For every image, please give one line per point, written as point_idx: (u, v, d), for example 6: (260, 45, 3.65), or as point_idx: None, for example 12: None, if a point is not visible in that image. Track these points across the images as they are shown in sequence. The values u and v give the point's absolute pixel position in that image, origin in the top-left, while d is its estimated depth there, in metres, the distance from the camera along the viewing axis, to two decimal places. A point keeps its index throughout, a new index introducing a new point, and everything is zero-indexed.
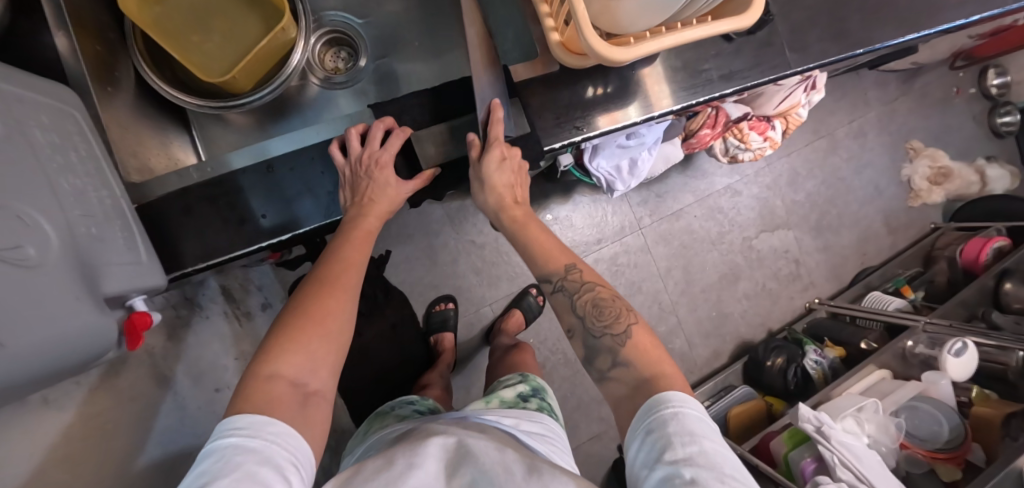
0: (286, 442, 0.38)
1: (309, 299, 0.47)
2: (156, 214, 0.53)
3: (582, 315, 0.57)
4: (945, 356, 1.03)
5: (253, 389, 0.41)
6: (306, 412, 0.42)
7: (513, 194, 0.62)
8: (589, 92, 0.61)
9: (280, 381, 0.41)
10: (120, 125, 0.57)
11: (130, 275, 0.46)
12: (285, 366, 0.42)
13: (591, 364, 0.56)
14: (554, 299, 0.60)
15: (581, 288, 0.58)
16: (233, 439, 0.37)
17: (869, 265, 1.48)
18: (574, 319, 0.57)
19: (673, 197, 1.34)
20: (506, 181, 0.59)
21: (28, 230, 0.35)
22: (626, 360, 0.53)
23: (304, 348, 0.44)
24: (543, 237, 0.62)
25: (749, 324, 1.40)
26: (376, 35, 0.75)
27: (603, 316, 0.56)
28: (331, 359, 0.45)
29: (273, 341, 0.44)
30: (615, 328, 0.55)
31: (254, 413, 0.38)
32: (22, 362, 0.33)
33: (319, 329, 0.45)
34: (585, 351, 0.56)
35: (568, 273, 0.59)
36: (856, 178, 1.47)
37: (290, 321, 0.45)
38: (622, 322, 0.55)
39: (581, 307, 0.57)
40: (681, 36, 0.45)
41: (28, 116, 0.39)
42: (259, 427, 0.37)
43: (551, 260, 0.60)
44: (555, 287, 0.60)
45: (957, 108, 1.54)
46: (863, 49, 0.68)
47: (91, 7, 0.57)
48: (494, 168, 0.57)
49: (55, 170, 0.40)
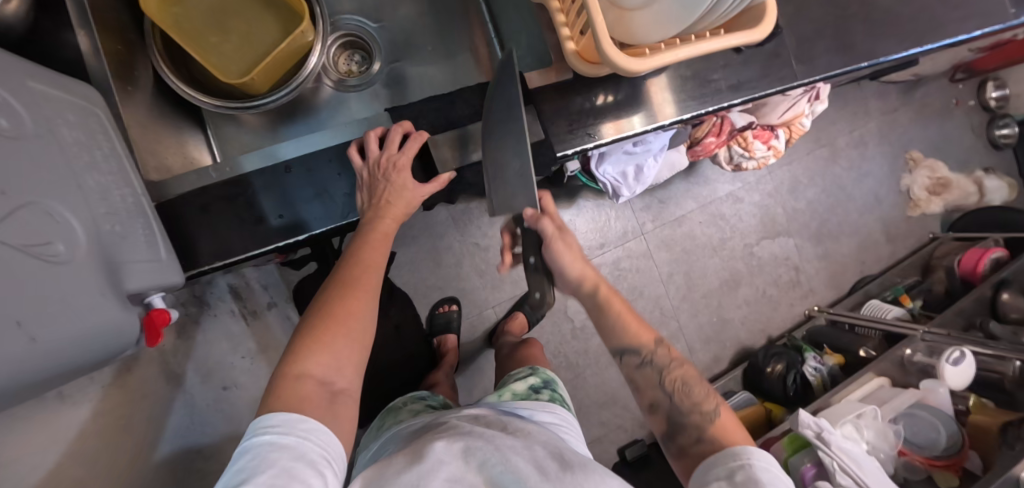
0: (317, 438, 0.39)
1: (332, 300, 0.48)
2: (174, 212, 0.54)
3: (669, 392, 0.59)
4: (943, 365, 1.04)
5: (283, 388, 0.42)
6: (335, 410, 0.43)
7: (595, 276, 0.62)
8: (599, 99, 0.62)
9: (307, 380, 0.42)
10: (138, 124, 0.58)
11: (151, 271, 0.46)
12: (313, 365, 0.43)
13: (673, 439, 0.58)
14: (637, 373, 0.60)
15: (670, 365, 0.60)
16: (267, 436, 0.38)
17: (868, 274, 1.49)
18: (660, 397, 0.59)
19: (676, 203, 1.36)
20: (574, 261, 0.61)
21: (56, 226, 0.36)
22: (709, 437, 0.54)
23: (330, 347, 0.45)
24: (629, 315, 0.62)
25: (749, 330, 1.41)
26: (389, 39, 0.76)
27: (690, 398, 0.58)
28: (356, 358, 0.46)
29: (300, 342, 0.45)
30: (700, 408, 0.57)
31: (285, 411, 0.39)
32: (51, 357, 0.34)
33: (343, 329, 0.46)
34: (667, 426, 0.58)
35: (655, 349, 0.60)
36: (856, 187, 1.49)
37: (315, 322, 0.46)
38: (707, 401, 0.58)
39: (667, 385, 0.59)
40: (696, 48, 0.46)
41: (56, 114, 0.40)
42: (291, 424, 0.39)
43: (633, 337, 0.61)
44: (641, 363, 0.60)
45: (956, 119, 1.56)
46: (867, 62, 0.69)
47: (111, 7, 0.58)
48: (559, 247, 0.60)
49: (82, 169, 0.41)
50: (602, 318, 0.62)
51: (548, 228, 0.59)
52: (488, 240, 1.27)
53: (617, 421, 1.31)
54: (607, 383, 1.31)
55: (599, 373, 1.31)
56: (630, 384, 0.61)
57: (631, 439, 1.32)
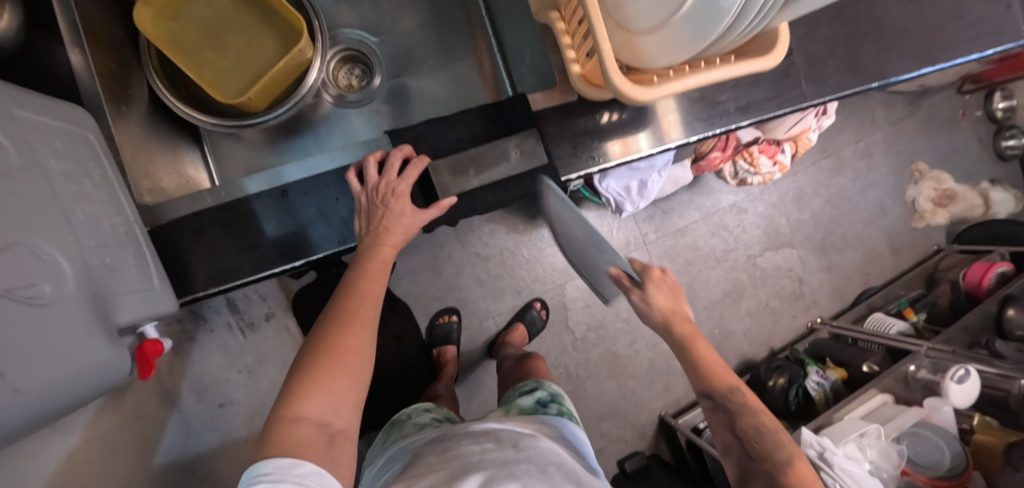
0: (314, 481, 0.38)
1: (331, 336, 0.46)
2: (168, 237, 0.53)
3: (742, 438, 0.60)
4: (948, 382, 1.02)
5: (280, 432, 0.41)
6: (333, 454, 0.42)
7: (678, 311, 0.65)
8: (605, 119, 0.61)
9: (305, 424, 0.41)
10: (132, 144, 0.56)
11: (142, 303, 0.45)
12: (311, 407, 0.42)
13: (744, 484, 0.59)
14: (712, 416, 0.63)
15: (744, 409, 0.61)
16: (260, 485, 0.37)
17: (871, 286, 1.48)
18: (732, 442, 0.61)
19: (679, 213, 1.34)
20: (667, 305, 0.64)
21: (42, 266, 0.35)
22: (785, 485, 0.55)
23: (330, 387, 0.43)
24: (711, 357, 0.63)
25: (752, 342, 1.40)
26: (391, 54, 0.75)
27: (763, 445, 0.59)
28: (355, 397, 0.45)
29: (296, 383, 0.43)
30: (774, 455, 0.58)
31: (279, 457, 0.38)
32: (39, 401, 0.33)
33: (341, 367, 0.45)
34: (739, 472, 0.60)
35: (732, 394, 0.61)
36: (861, 198, 1.47)
37: (311, 360, 0.45)
38: (783, 450, 0.58)
39: (740, 430, 0.60)
40: (706, 76, 0.45)
41: (44, 144, 0.39)
42: (286, 470, 0.37)
43: (717, 381, 0.62)
44: (717, 406, 0.62)
45: (962, 130, 1.54)
46: (878, 82, 0.68)
47: (106, 24, 0.57)
48: (655, 291, 0.64)
49: (69, 199, 0.40)
50: (688, 356, 0.63)
51: (651, 278, 0.64)
52: (489, 250, 1.25)
53: (617, 433, 1.31)
54: (607, 395, 1.30)
55: (599, 385, 1.30)
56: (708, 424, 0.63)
57: (631, 451, 1.31)
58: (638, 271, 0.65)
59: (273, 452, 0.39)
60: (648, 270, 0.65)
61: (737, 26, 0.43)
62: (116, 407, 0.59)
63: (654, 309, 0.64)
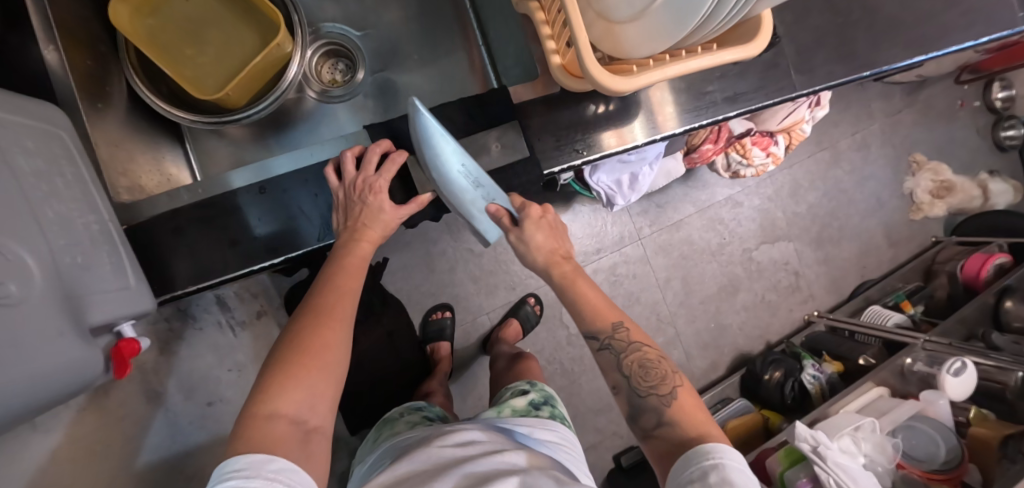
0: (287, 477, 0.37)
1: (307, 331, 0.46)
2: (147, 236, 0.52)
3: (629, 375, 0.56)
4: (944, 375, 1.02)
5: (253, 429, 0.40)
6: (308, 449, 0.41)
7: (559, 252, 0.62)
8: (590, 111, 0.60)
9: (279, 420, 0.41)
10: (109, 141, 0.56)
11: (116, 301, 0.45)
12: (285, 404, 0.42)
13: (635, 421, 0.55)
14: (599, 357, 0.58)
15: (628, 349, 0.57)
16: (232, 482, 0.36)
17: (868, 278, 1.47)
18: (620, 379, 0.56)
19: (674, 207, 1.33)
20: (548, 244, 0.61)
21: (10, 265, 0.34)
22: (670, 419, 0.53)
23: (303, 382, 0.43)
24: (592, 295, 0.59)
25: (748, 336, 1.40)
26: (374, 48, 0.74)
27: (649, 380, 0.55)
28: (330, 393, 0.45)
29: (271, 379, 0.43)
30: (659, 391, 0.54)
31: (251, 453, 0.38)
32: (7, 404, 0.33)
33: (316, 363, 0.44)
34: (629, 409, 0.56)
35: (616, 331, 0.57)
36: (858, 190, 1.46)
37: (286, 357, 0.44)
38: (667, 383, 0.55)
39: (627, 367, 0.56)
40: (686, 65, 0.44)
41: (14, 142, 0.38)
42: (258, 466, 0.37)
43: (599, 318, 0.58)
44: (602, 347, 0.57)
45: (961, 120, 1.53)
46: (869, 72, 0.67)
47: (82, 21, 0.57)
48: (532, 229, 0.59)
49: (41, 199, 0.39)
50: (569, 293, 0.60)
51: (527, 213, 0.59)
52: (482, 246, 1.25)
53: (613, 428, 1.30)
54: (603, 389, 1.30)
55: (594, 380, 1.30)
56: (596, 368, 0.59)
57: (627, 446, 1.31)
58: (518, 208, 0.59)
59: (242, 449, 0.39)
60: (528, 207, 0.59)
61: (717, 14, 0.42)
62: (99, 406, 0.59)
63: (532, 247, 0.60)
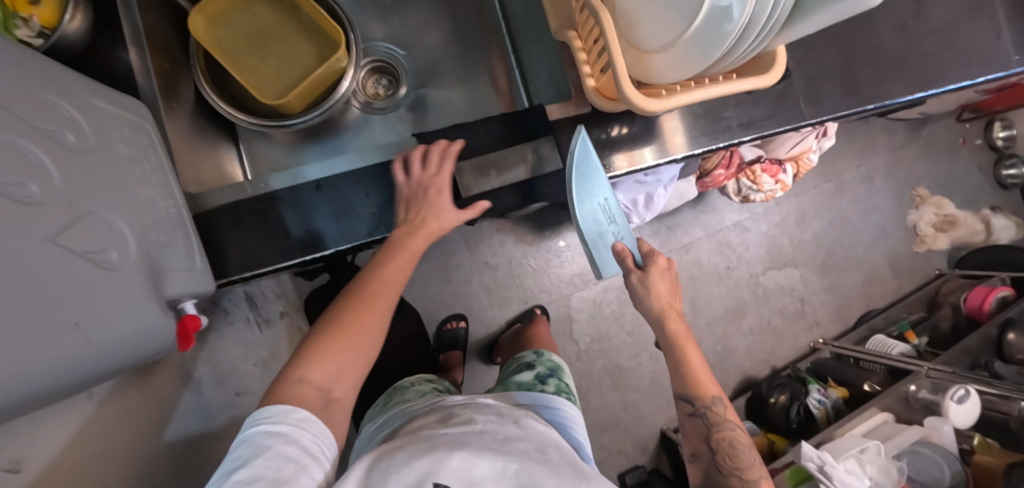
0: (308, 428, 0.42)
1: (347, 312, 0.51)
2: (210, 224, 0.57)
3: (716, 450, 0.67)
4: (948, 403, 1.03)
5: (284, 388, 0.45)
6: (328, 416, 0.46)
7: (675, 304, 0.68)
8: (615, 130, 0.65)
9: (306, 385, 0.46)
10: (181, 138, 0.61)
11: (187, 279, 0.49)
12: (314, 373, 0.47)
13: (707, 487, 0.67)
14: (689, 422, 0.68)
15: (720, 423, 0.67)
16: (261, 426, 0.41)
17: (873, 308, 1.49)
18: (706, 451, 0.68)
19: (684, 230, 1.37)
20: (666, 295, 0.67)
21: (111, 234, 0.39)
22: None
23: (335, 354, 0.48)
24: (699, 367, 0.67)
25: (754, 360, 1.41)
26: (416, 66, 0.80)
27: (735, 460, 0.66)
28: (355, 370, 0.49)
29: (307, 349, 0.48)
30: (743, 472, 0.65)
31: (280, 405, 0.43)
32: (103, 355, 0.37)
33: (349, 341, 0.49)
34: (705, 477, 0.68)
35: (713, 404, 0.67)
36: (863, 220, 1.50)
37: (325, 331, 0.50)
38: (753, 469, 0.66)
39: (714, 443, 0.67)
40: (709, 91, 0.49)
41: (114, 130, 0.44)
42: (285, 414, 0.42)
43: (702, 391, 0.67)
44: (695, 412, 0.68)
45: (962, 157, 1.58)
46: (873, 104, 0.72)
47: (162, 31, 0.63)
48: (656, 276, 0.66)
49: (134, 181, 0.45)
50: (676, 352, 0.67)
51: (653, 262, 0.67)
52: (497, 259, 1.29)
53: (618, 446, 1.31)
54: (610, 406, 1.32)
55: (602, 397, 1.32)
56: (680, 431, 0.70)
57: (632, 464, 1.31)
58: (644, 254, 0.67)
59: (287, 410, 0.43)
60: (653, 257, 0.67)
61: (739, 47, 0.48)
62: (143, 386, 0.63)
63: (653, 294, 0.66)
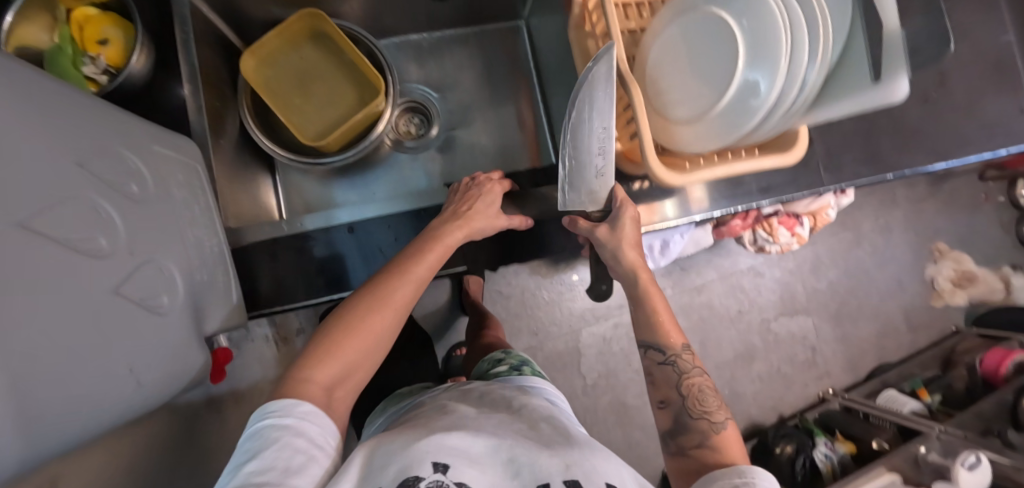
0: (311, 420, 0.44)
1: (359, 311, 0.51)
2: (246, 258, 0.60)
3: (685, 395, 0.58)
4: (958, 468, 1.00)
5: (291, 384, 0.46)
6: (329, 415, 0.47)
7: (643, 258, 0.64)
8: (636, 187, 0.68)
9: (310, 385, 0.46)
10: (225, 171, 0.65)
11: (223, 316, 0.52)
12: (319, 372, 0.47)
13: (671, 439, 0.57)
14: (658, 371, 0.61)
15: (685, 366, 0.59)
16: (268, 420, 0.43)
17: (886, 361, 1.47)
18: (674, 397, 0.58)
19: (697, 271, 1.38)
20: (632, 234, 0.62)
21: (163, 279, 0.42)
22: (711, 445, 0.54)
23: (342, 356, 0.49)
24: (664, 313, 0.62)
25: (761, 406, 1.40)
26: (448, 109, 0.83)
27: (703, 406, 0.57)
28: (361, 368, 0.50)
29: (317, 346, 0.49)
30: (710, 418, 0.56)
31: (284, 399, 0.44)
32: (147, 394, 0.40)
33: (357, 341, 0.49)
34: (671, 426, 0.58)
35: (681, 351, 0.60)
36: (879, 272, 1.49)
37: (336, 328, 0.50)
38: (720, 413, 0.56)
39: (684, 388, 0.58)
40: (731, 168, 0.51)
41: (170, 176, 0.47)
42: (289, 408, 0.44)
43: (665, 335, 0.61)
44: (659, 360, 0.60)
45: (984, 213, 1.57)
46: (892, 173, 0.73)
47: (216, 69, 0.68)
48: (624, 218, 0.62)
49: (185, 223, 0.48)
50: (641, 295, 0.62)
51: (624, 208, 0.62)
52: (510, 289, 1.31)
53: None
54: (613, 444, 1.31)
55: (605, 434, 1.32)
56: (646, 378, 0.62)
57: None
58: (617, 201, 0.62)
59: None
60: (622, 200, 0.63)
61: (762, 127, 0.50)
62: None
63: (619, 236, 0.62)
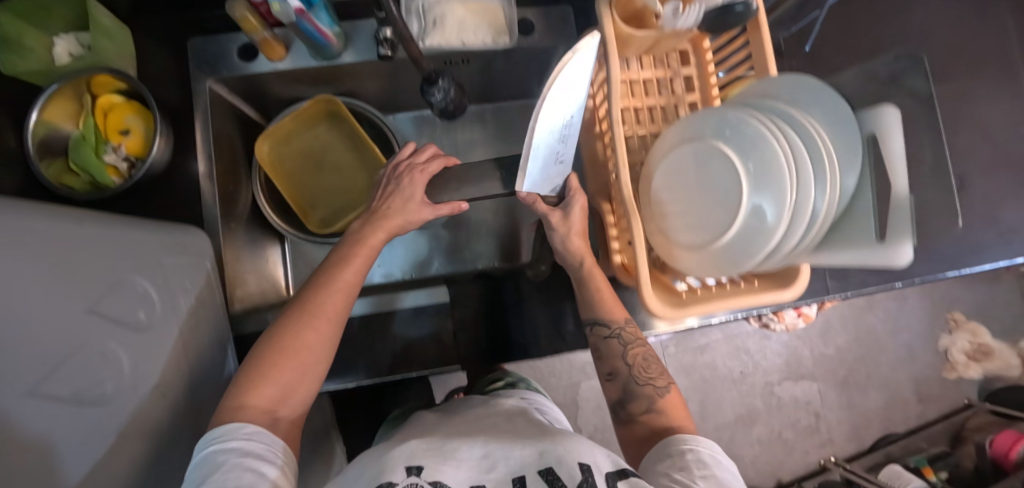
0: (257, 438, 0.44)
1: (289, 332, 0.50)
2: None
3: (631, 364, 0.57)
4: None
5: (230, 413, 0.45)
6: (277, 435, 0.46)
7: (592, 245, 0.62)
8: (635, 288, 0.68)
9: (249, 411, 0.46)
10: (236, 253, 0.68)
11: None
12: (257, 397, 0.47)
13: (622, 408, 0.56)
14: (602, 345, 0.59)
15: (632, 340, 0.59)
16: (212, 449, 0.43)
17: (893, 432, 1.44)
18: (621, 368, 0.57)
19: (702, 330, 1.37)
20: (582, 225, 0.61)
21: None
22: (658, 408, 0.54)
23: (278, 378, 0.48)
24: (608, 294, 0.60)
25: (759, 471, 1.38)
26: None
27: (647, 372, 0.57)
28: (305, 386, 0.50)
29: (248, 372, 0.48)
30: (654, 384, 0.56)
31: (224, 427, 0.44)
32: None
33: (293, 361, 0.49)
34: (620, 395, 0.56)
35: (626, 324, 0.59)
36: (891, 340, 1.46)
37: (267, 352, 0.49)
38: (664, 378, 0.57)
39: (629, 357, 0.58)
40: (727, 304, 0.51)
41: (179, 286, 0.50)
42: (231, 433, 0.43)
43: (610, 310, 0.60)
44: (606, 335, 0.59)
45: (1005, 284, 1.52)
46: (901, 282, 0.72)
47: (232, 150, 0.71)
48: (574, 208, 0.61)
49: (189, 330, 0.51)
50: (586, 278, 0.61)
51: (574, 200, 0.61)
52: None
53: None
54: None
55: None
56: (593, 354, 0.60)
57: None
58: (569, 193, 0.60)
59: None
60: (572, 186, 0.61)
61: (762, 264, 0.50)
62: None
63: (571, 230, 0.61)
